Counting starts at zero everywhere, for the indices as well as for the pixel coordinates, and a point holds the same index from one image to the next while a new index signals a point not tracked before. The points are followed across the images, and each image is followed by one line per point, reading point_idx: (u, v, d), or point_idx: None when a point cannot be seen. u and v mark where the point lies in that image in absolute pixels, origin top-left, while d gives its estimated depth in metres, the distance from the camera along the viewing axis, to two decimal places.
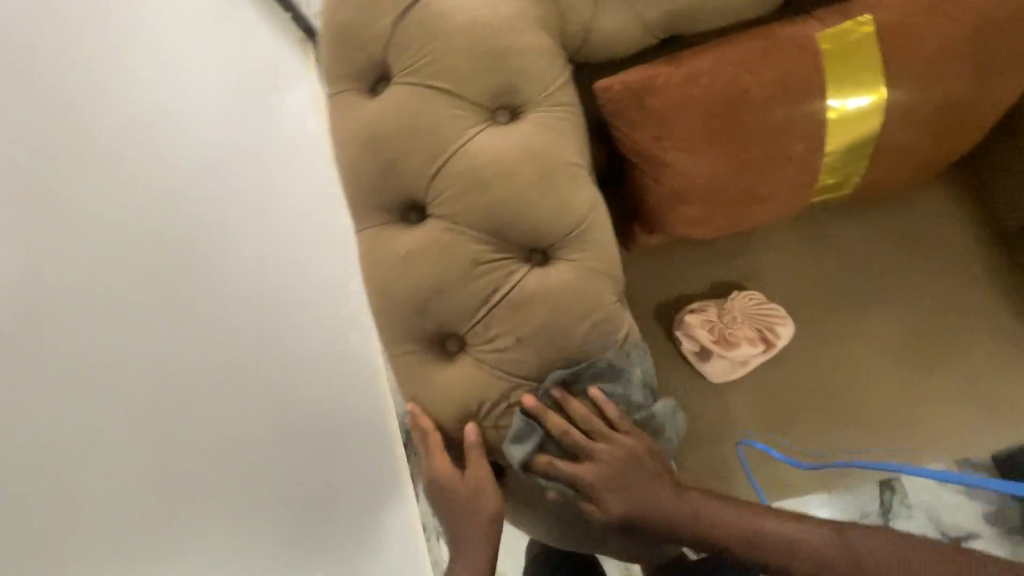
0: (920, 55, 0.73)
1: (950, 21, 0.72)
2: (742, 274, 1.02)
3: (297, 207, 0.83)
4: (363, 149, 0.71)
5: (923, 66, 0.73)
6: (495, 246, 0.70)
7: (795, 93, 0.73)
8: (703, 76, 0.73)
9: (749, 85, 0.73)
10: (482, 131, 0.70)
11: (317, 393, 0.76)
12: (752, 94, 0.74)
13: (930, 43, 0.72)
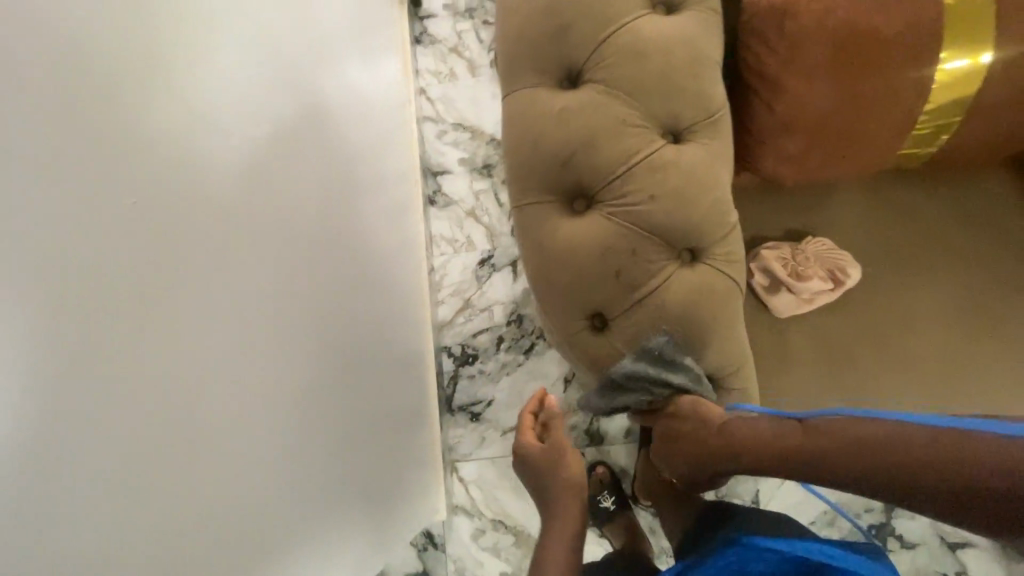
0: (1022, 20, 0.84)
1: None
2: (815, 225, 1.12)
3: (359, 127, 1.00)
4: (535, 17, 0.81)
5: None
6: (641, 115, 0.78)
7: (915, 37, 0.83)
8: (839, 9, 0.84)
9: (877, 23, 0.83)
10: (645, 15, 0.80)
11: (330, 255, 0.85)
12: (879, 31, 0.84)
13: None
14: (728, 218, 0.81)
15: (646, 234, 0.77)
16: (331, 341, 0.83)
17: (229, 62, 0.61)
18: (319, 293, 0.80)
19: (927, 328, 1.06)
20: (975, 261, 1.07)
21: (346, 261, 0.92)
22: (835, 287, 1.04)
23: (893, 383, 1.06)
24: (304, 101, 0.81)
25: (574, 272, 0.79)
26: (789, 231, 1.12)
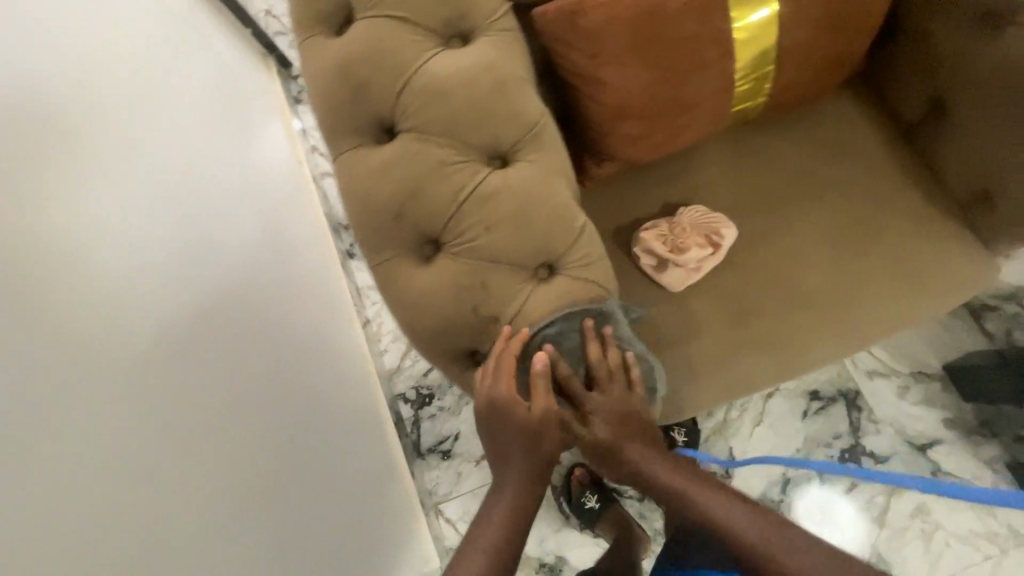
0: None
1: None
2: (687, 193, 1.13)
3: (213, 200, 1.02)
4: (333, 80, 0.80)
5: None
6: (458, 150, 0.78)
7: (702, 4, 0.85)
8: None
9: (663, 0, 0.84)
10: (438, 52, 0.79)
11: (223, 320, 0.93)
12: (669, 9, 0.84)
13: None
14: (572, 222, 0.81)
15: (492, 265, 0.77)
16: (238, 396, 0.90)
17: (56, 190, 0.67)
18: (214, 356, 0.87)
19: (812, 262, 1.09)
20: (841, 187, 1.10)
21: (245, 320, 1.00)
22: (716, 250, 1.06)
23: (794, 322, 1.08)
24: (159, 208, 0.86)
25: (438, 318, 0.79)
26: (665, 205, 1.14)
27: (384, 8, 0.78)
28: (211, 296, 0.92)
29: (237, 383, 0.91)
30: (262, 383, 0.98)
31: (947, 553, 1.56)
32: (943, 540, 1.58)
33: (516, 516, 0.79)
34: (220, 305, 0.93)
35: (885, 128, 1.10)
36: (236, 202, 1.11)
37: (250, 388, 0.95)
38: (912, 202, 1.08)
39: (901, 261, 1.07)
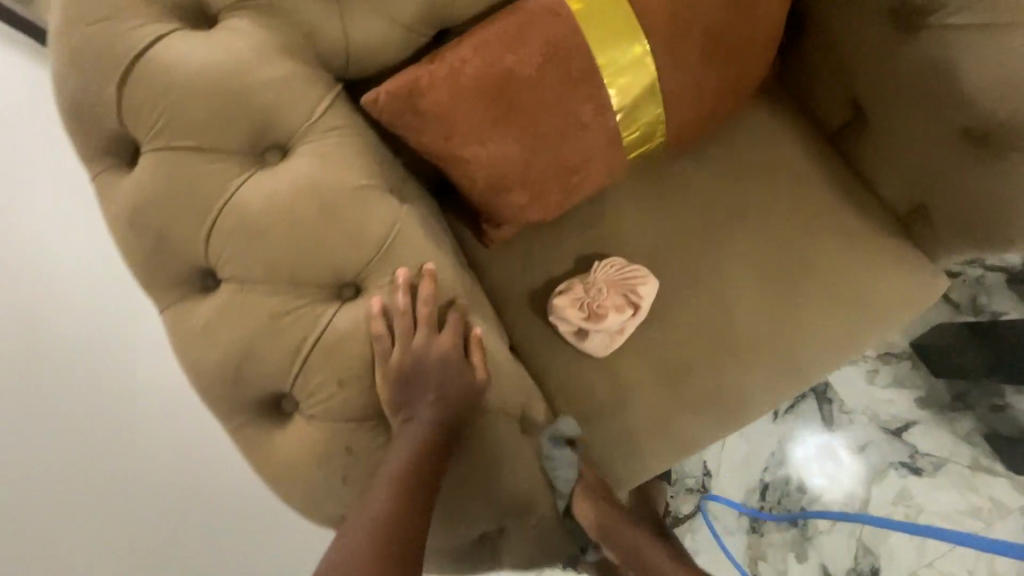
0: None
1: None
2: (601, 242, 0.99)
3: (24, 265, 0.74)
4: (129, 228, 0.65)
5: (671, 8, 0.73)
6: (293, 294, 0.65)
7: (564, 60, 0.71)
8: (467, 61, 0.70)
9: (514, 60, 0.70)
10: (246, 180, 0.64)
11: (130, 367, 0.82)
12: (522, 71, 0.70)
13: None
14: (438, 355, 0.67)
15: (356, 421, 0.67)
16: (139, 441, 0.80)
17: None
18: (105, 401, 0.78)
19: (746, 301, 0.97)
20: (771, 209, 0.97)
21: (164, 373, 0.86)
22: (636, 311, 0.94)
23: (736, 370, 0.96)
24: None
25: (306, 489, 0.68)
26: (579, 258, 1.00)
27: (167, 138, 0.63)
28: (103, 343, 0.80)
29: (139, 427, 0.81)
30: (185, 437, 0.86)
31: (933, 540, 1.42)
32: (930, 526, 1.43)
33: (390, 526, 0.61)
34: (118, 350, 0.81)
35: (810, 134, 0.97)
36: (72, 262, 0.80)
37: (158, 435, 0.83)
38: (847, 217, 0.96)
39: (841, 285, 0.96)
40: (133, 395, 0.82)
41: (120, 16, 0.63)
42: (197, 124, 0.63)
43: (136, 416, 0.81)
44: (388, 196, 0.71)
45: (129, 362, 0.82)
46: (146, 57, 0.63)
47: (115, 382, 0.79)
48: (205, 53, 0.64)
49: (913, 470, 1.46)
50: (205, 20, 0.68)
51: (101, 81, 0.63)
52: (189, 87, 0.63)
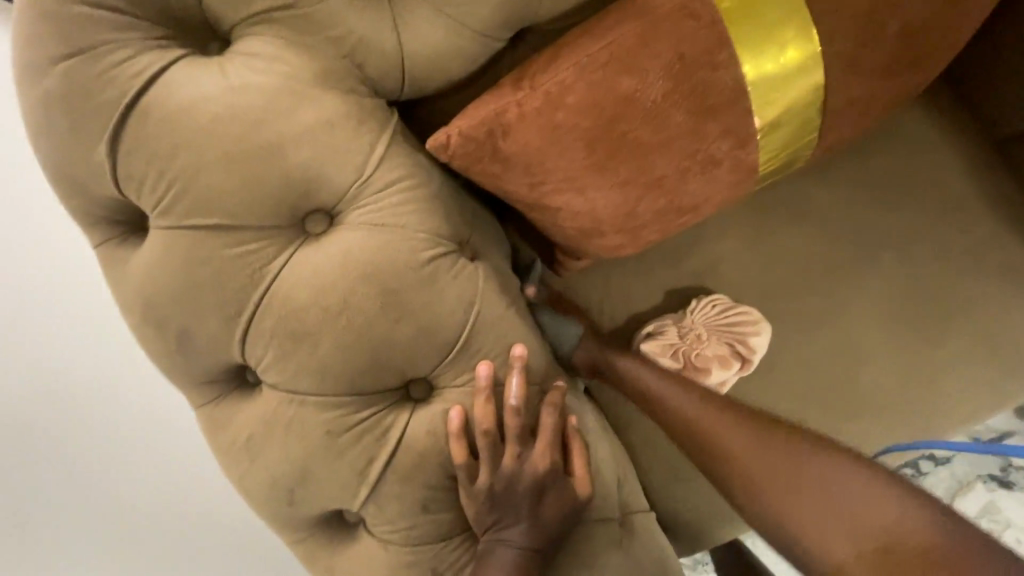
0: None
1: None
2: (701, 275, 0.82)
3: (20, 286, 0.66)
4: (143, 321, 0.52)
5: (856, 1, 0.51)
6: (356, 404, 0.52)
7: (703, 81, 0.52)
8: (568, 85, 0.51)
9: (633, 84, 0.51)
10: (291, 259, 0.51)
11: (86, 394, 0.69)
12: (642, 99, 0.52)
13: None
14: (533, 476, 0.54)
15: (442, 548, 0.56)
16: (71, 472, 0.68)
17: None
18: (35, 415, 0.65)
19: (876, 346, 0.80)
20: (912, 234, 0.79)
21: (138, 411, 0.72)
22: (744, 365, 0.78)
23: (860, 429, 0.81)
24: None
25: None
26: (672, 293, 0.82)
27: (179, 215, 0.49)
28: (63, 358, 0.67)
29: (77, 454, 0.68)
30: (137, 478, 0.72)
31: None
32: None
33: None
34: (80, 374, 0.68)
35: (966, 140, 0.78)
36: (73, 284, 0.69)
37: (100, 468, 0.70)
38: (1008, 242, 0.78)
39: (993, 327, 0.79)
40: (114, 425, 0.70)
41: (99, 47, 0.46)
42: (222, 194, 0.48)
43: (75, 441, 0.68)
44: (465, 266, 0.55)
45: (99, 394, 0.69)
46: (146, 107, 0.47)
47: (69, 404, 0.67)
48: (223, 94, 0.47)
49: (1004, 482, 1.15)
50: (222, 42, 0.51)
51: (92, 137, 0.48)
52: (202, 146, 0.47)
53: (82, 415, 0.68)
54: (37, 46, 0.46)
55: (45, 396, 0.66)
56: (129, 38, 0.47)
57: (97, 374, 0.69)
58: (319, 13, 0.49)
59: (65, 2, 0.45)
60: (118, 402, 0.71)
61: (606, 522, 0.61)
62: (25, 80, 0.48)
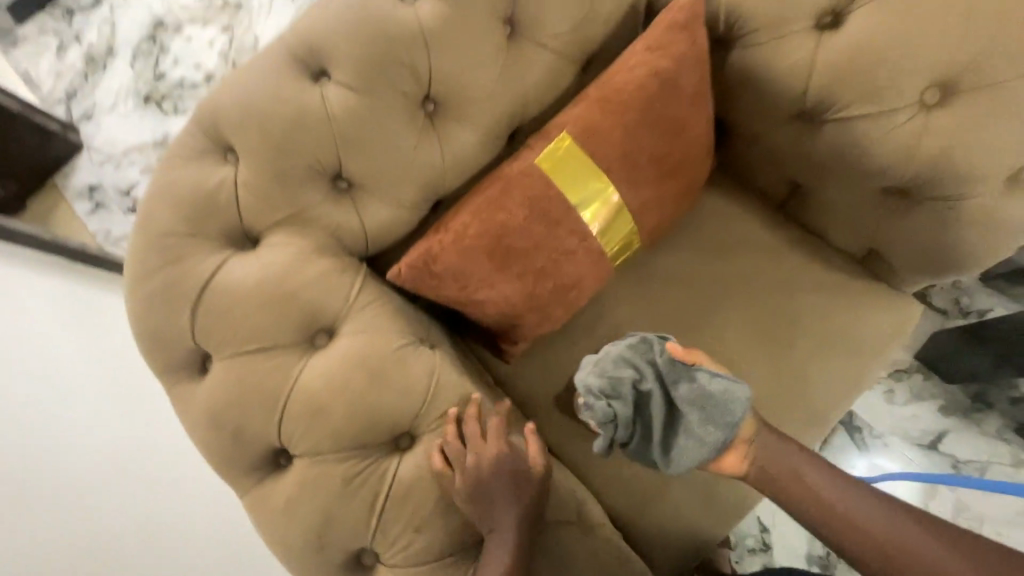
0: (614, 138, 0.87)
1: (622, 107, 0.87)
2: (610, 337, 1.08)
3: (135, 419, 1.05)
4: (208, 429, 0.75)
5: (621, 147, 0.88)
6: (360, 456, 0.74)
7: (546, 207, 0.86)
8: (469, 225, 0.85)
9: (506, 217, 0.85)
10: (306, 363, 0.76)
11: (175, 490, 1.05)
12: (512, 225, 0.85)
13: (616, 129, 0.87)
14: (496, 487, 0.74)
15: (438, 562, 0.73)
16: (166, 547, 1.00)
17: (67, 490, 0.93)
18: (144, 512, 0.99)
19: (750, 362, 1.05)
20: (745, 278, 1.09)
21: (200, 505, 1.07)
22: None
23: None
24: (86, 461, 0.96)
25: None
26: (593, 355, 1.08)
27: (233, 347, 0.76)
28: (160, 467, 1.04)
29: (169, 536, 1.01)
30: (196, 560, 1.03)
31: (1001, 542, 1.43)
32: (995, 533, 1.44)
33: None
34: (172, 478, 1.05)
35: (759, 209, 1.12)
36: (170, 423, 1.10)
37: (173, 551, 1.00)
38: (814, 269, 1.08)
39: (825, 331, 1.06)
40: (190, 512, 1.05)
41: (181, 258, 0.78)
42: (260, 329, 0.76)
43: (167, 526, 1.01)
44: (423, 347, 0.81)
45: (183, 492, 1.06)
46: (212, 286, 0.77)
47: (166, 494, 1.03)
48: (259, 269, 0.78)
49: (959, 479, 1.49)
50: (251, 241, 0.82)
51: (179, 311, 0.76)
52: (246, 302, 0.76)
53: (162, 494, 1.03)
54: (144, 263, 0.78)
55: (152, 491, 1.02)
56: (202, 248, 0.79)
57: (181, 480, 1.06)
58: (311, 212, 0.82)
59: (163, 237, 0.78)
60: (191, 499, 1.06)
61: (562, 523, 0.79)
62: (135, 285, 0.78)
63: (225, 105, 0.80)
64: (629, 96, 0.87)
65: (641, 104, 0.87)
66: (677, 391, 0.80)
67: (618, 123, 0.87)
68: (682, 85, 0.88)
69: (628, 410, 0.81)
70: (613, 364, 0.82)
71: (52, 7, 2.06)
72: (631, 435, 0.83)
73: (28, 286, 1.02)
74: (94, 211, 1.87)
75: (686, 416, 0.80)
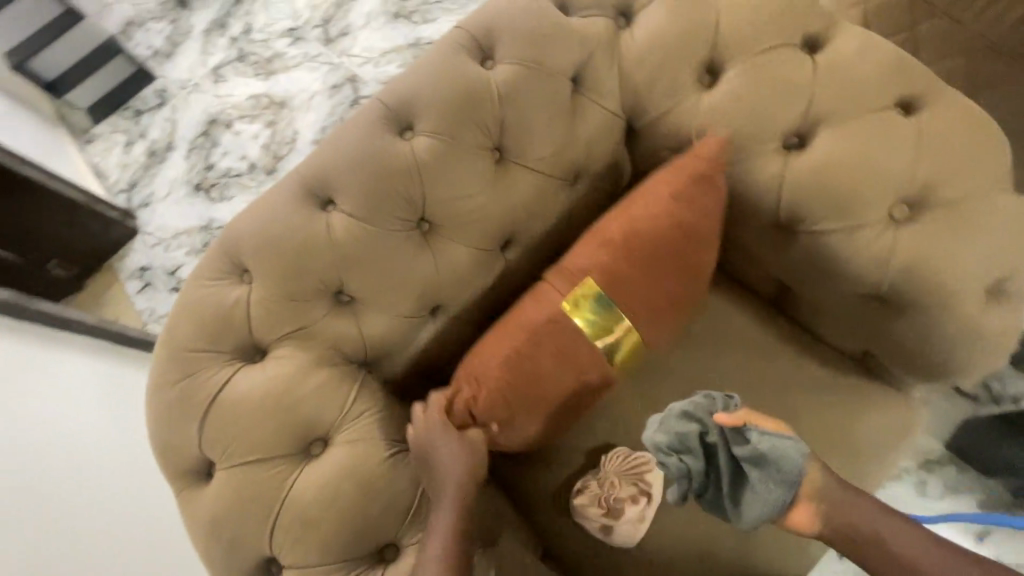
0: (624, 272, 0.87)
1: (631, 243, 0.88)
2: (607, 434, 1.08)
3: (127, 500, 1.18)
4: (207, 535, 0.81)
5: (632, 280, 0.88)
6: (346, 566, 0.79)
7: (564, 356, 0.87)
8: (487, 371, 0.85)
9: (521, 361, 0.85)
10: (301, 473, 0.81)
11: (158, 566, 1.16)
12: (527, 364, 0.85)
13: (626, 264, 0.87)
14: None
15: None
16: None
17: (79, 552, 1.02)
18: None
19: None
20: (741, 375, 1.09)
21: None
22: (650, 499, 1.01)
23: None
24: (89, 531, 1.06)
25: None
26: (590, 452, 1.08)
27: (235, 457, 0.82)
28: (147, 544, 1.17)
29: None
30: None
31: None
32: None
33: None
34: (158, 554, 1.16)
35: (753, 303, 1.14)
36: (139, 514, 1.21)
37: None
38: (810, 366, 1.08)
39: (825, 431, 1.05)
40: None
41: (193, 372, 0.86)
42: (260, 440, 0.82)
43: None
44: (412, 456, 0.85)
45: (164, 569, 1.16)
46: (220, 398, 0.84)
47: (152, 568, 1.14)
48: (264, 381, 0.85)
49: None
50: (259, 352, 0.89)
51: (189, 421, 0.84)
52: (250, 413, 0.83)
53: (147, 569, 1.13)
54: (161, 376, 0.86)
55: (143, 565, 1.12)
56: (217, 361, 0.87)
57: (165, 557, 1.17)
58: (315, 325, 0.90)
59: (179, 352, 0.87)
60: None
61: None
62: (152, 395, 0.86)
63: (245, 231, 0.90)
64: (638, 231, 0.88)
65: (650, 238, 0.88)
66: (740, 447, 0.78)
67: (637, 266, 0.87)
68: (693, 218, 0.89)
69: (699, 465, 0.79)
70: (676, 419, 0.80)
71: (124, 110, 2.36)
72: (705, 489, 0.81)
73: (52, 378, 1.17)
74: (142, 290, 2.07)
75: (752, 473, 0.77)
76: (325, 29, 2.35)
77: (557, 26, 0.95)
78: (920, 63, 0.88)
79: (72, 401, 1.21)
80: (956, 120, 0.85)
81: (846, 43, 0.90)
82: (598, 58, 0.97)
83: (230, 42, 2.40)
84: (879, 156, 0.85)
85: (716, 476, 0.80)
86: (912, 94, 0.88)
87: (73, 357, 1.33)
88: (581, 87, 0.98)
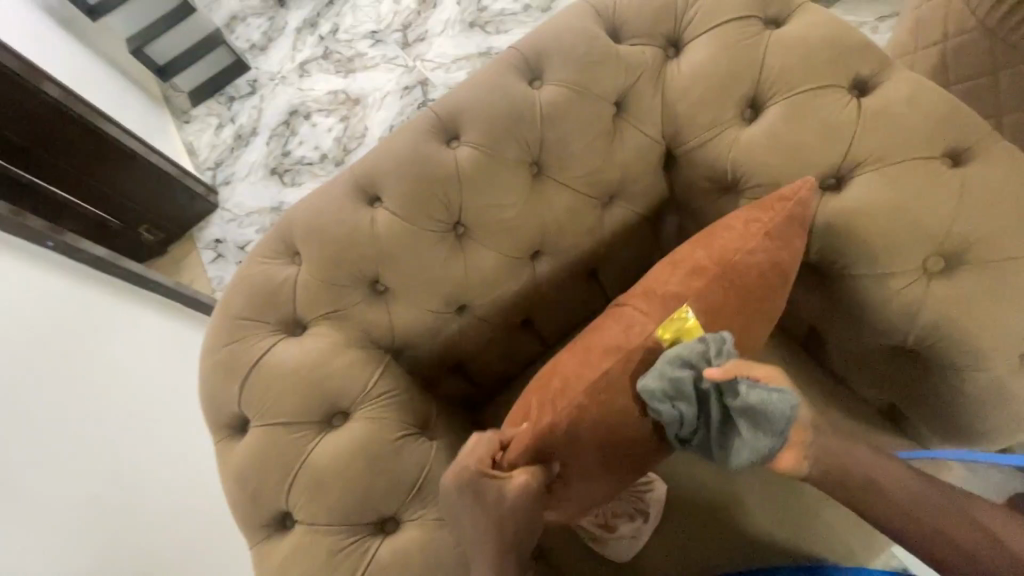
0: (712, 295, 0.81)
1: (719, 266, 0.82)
2: None
3: (165, 444, 1.33)
4: (234, 484, 0.91)
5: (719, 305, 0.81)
6: (349, 531, 0.86)
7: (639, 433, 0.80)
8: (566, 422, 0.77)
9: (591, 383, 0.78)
10: (321, 441, 0.90)
11: (189, 498, 1.32)
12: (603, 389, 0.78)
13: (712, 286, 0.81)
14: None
15: None
16: (182, 540, 1.25)
17: (121, 483, 1.18)
18: (166, 510, 1.25)
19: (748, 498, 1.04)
20: None
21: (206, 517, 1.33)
22: (646, 518, 1.03)
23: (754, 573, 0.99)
24: (129, 466, 1.21)
25: None
26: None
27: (266, 418, 0.92)
28: (181, 481, 1.32)
29: (186, 530, 1.27)
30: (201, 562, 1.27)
31: None
32: None
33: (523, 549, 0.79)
34: (189, 490, 1.33)
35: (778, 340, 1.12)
36: (180, 454, 1.36)
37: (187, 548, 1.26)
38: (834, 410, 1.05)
39: None
40: (198, 519, 1.32)
41: (240, 339, 0.97)
42: (290, 407, 0.91)
43: (185, 523, 1.28)
44: (421, 440, 0.92)
45: (193, 502, 1.32)
46: (260, 364, 0.94)
47: (181, 502, 1.30)
48: (300, 353, 0.94)
49: None
50: (301, 327, 0.99)
51: (231, 381, 0.95)
52: (284, 381, 0.92)
53: (179, 499, 1.30)
54: (214, 338, 0.98)
55: (175, 497, 1.29)
56: (263, 332, 0.97)
57: (192, 494, 1.33)
58: (350, 309, 0.99)
59: (231, 320, 0.98)
60: (199, 506, 1.34)
61: None
62: (204, 354, 0.98)
63: (300, 218, 1.00)
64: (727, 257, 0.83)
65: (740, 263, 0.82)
66: (737, 394, 0.69)
67: (719, 297, 0.81)
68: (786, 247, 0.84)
69: (691, 412, 0.73)
70: (669, 364, 0.73)
71: (219, 96, 2.61)
72: (694, 436, 0.75)
73: (110, 333, 1.33)
74: (214, 260, 2.27)
75: (743, 426, 0.69)
76: (403, 33, 2.50)
77: (606, 52, 0.99)
78: (976, 114, 0.86)
79: (134, 353, 1.38)
80: (1005, 176, 0.83)
81: (897, 89, 0.89)
82: (642, 85, 1.00)
83: (319, 40, 2.60)
84: (917, 205, 0.84)
85: (704, 424, 0.73)
86: (962, 146, 0.86)
87: (142, 318, 1.49)
88: (623, 112, 1.01)
